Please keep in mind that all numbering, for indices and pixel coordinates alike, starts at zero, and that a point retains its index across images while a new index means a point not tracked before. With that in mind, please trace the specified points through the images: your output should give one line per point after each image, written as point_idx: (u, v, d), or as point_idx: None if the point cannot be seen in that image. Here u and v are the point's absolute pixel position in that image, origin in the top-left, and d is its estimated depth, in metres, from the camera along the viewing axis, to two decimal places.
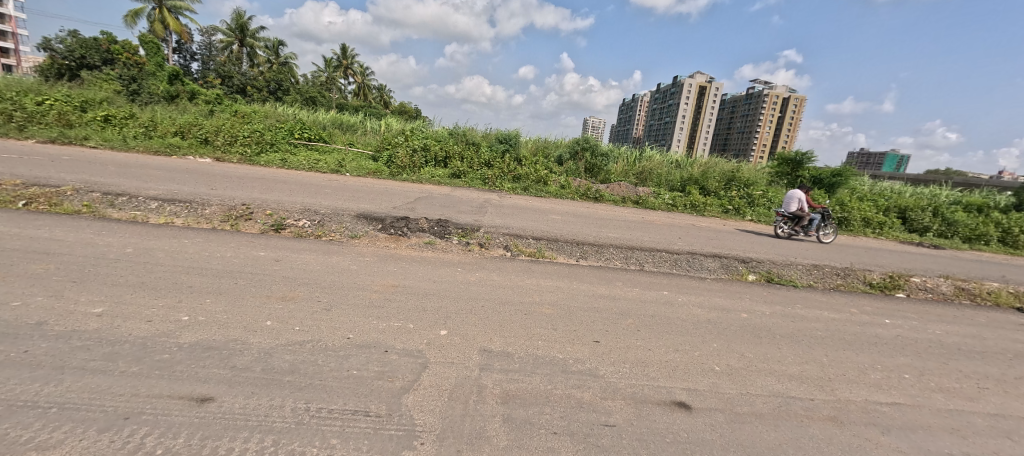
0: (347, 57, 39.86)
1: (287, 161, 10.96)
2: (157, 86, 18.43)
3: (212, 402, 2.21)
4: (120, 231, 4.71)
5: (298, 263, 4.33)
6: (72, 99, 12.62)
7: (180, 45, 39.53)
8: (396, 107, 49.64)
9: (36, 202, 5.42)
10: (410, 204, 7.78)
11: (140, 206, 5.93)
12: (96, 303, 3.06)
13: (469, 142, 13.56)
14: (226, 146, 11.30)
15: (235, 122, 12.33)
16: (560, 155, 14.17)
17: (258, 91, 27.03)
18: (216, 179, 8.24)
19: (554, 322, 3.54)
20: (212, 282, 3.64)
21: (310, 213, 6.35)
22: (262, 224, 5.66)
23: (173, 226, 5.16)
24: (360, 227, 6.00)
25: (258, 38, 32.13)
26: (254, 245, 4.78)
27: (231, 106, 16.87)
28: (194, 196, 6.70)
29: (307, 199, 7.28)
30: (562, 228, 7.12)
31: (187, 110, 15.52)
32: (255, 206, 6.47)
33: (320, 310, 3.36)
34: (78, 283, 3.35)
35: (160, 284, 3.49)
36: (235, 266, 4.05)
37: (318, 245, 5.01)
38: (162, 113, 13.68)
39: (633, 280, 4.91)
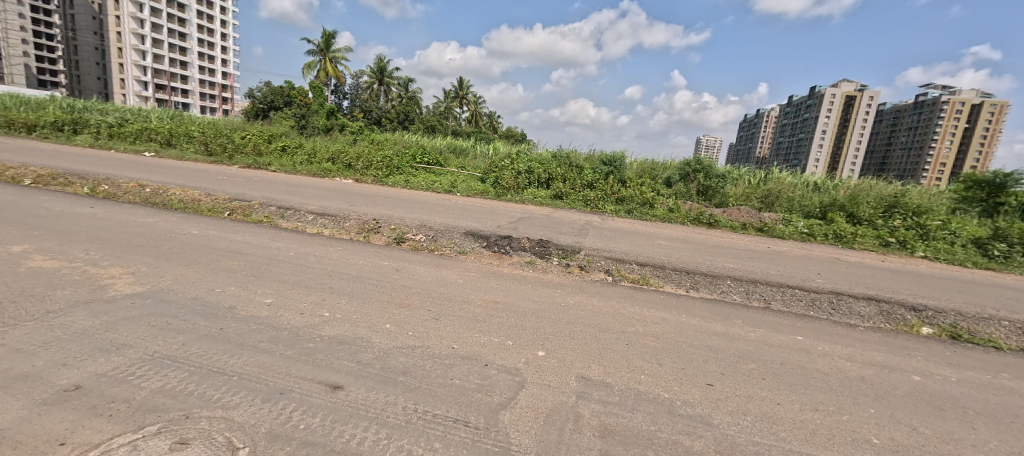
0: (464, 88, 43.56)
1: (409, 182, 12.31)
2: (318, 121, 22.48)
3: (342, 390, 2.52)
4: (286, 238, 5.78)
5: (414, 274, 4.78)
6: (263, 133, 16.11)
7: (334, 88, 47.72)
8: (504, 133, 52.44)
9: (235, 213, 6.98)
10: (513, 223, 8.05)
11: (300, 218, 7.22)
12: (267, 295, 3.77)
13: (573, 163, 13.56)
14: (364, 169, 13.17)
15: (372, 149, 14.34)
16: (670, 177, 13.33)
17: (391, 122, 31.11)
18: (354, 197, 9.62)
19: (659, 356, 3.27)
20: (347, 285, 4.21)
21: (426, 229, 6.99)
22: (387, 236, 6.41)
23: (321, 235, 6.15)
24: (467, 244, 6.39)
25: (393, 77, 37.16)
26: (380, 255, 5.42)
27: (369, 136, 19.69)
28: (338, 211, 7.91)
29: (423, 216, 8.04)
30: (670, 254, 6.63)
31: (337, 140, 18.53)
32: (382, 221, 7.36)
33: (429, 318, 3.63)
34: (256, 277, 4.18)
35: (310, 283, 4.16)
36: (364, 273, 4.63)
37: (430, 258, 5.47)
38: (320, 143, 16.60)
39: (756, 318, 4.31)
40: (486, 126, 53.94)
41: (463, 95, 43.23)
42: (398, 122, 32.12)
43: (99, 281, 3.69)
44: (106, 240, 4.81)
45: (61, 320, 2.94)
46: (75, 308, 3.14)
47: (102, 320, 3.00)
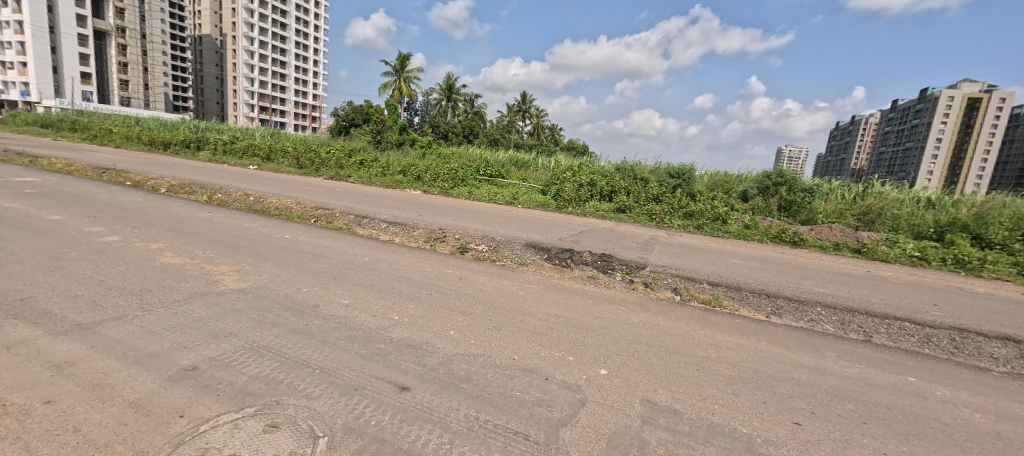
0: (527, 102, 44.23)
1: (473, 194, 12.72)
2: (392, 137, 24.13)
3: (409, 391, 2.63)
4: (362, 244, 6.25)
5: (477, 283, 4.89)
6: (344, 148, 17.66)
7: (407, 105, 51.07)
8: (566, 145, 52.27)
9: (320, 220, 7.70)
10: (574, 236, 7.95)
11: (375, 226, 7.77)
12: (345, 296, 4.09)
13: (637, 176, 13.12)
14: (431, 181, 13.87)
15: (439, 162, 15.06)
16: (746, 191, 12.37)
17: (457, 136, 32.46)
18: (422, 207, 10.16)
19: (735, 386, 3.01)
20: (415, 290, 4.43)
21: (488, 239, 7.15)
22: (452, 245, 6.65)
23: (392, 242, 6.55)
24: (528, 255, 6.43)
25: (461, 93, 38.88)
26: (445, 263, 5.63)
27: (437, 149, 20.71)
28: (407, 220, 8.39)
29: (486, 227, 8.24)
30: (746, 274, 6.12)
31: (408, 154, 19.71)
32: (448, 231, 7.67)
33: (491, 328, 3.69)
34: (336, 279, 4.55)
35: (382, 287, 4.44)
36: (431, 280, 4.85)
37: (492, 268, 5.57)
38: (393, 156, 17.81)
39: (853, 351, 3.80)
40: (548, 139, 54.23)
41: (526, 108, 43.92)
42: (464, 137, 33.43)
43: (211, 277, 4.25)
44: (217, 241, 5.54)
45: (183, 309, 3.42)
46: (193, 299, 3.65)
47: (213, 311, 3.45)
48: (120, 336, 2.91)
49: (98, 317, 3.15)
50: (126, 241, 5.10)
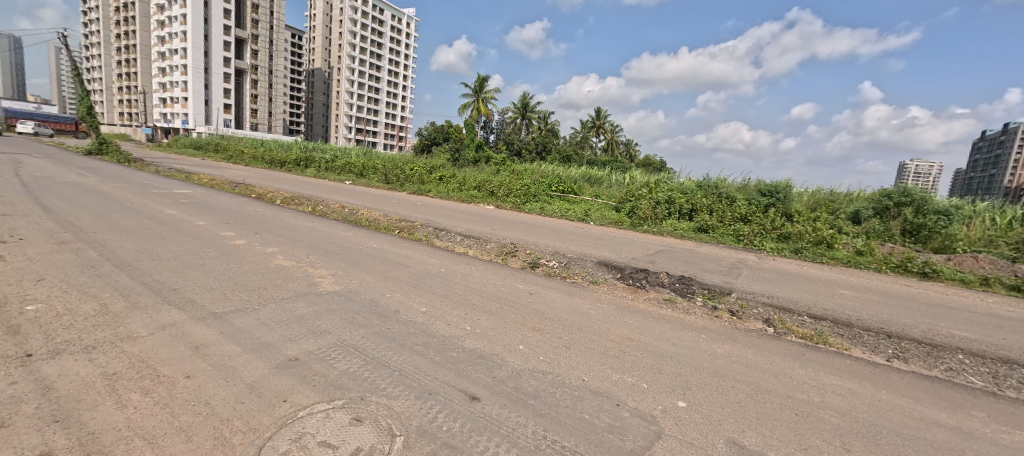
0: (602, 118, 43.65)
1: (545, 209, 12.79)
2: (469, 154, 25.28)
3: (479, 402, 2.69)
4: (438, 255, 6.59)
5: (547, 299, 4.88)
6: (426, 165, 18.88)
7: (483, 124, 53.38)
8: (642, 161, 50.46)
9: (403, 231, 8.29)
10: (650, 256, 7.58)
11: (451, 238, 8.16)
12: (422, 304, 4.32)
13: (722, 194, 12.19)
14: (504, 197, 14.23)
15: (512, 178, 15.39)
16: (857, 212, 10.83)
17: (530, 153, 32.99)
18: (495, 222, 10.45)
19: (842, 437, 2.61)
20: (486, 303, 4.54)
21: (559, 256, 7.12)
22: (523, 260, 6.73)
23: (467, 255, 6.81)
24: (600, 274, 6.27)
25: (535, 111, 39.65)
26: (516, 277, 5.70)
27: (510, 166, 21.25)
28: (481, 234, 8.69)
29: (557, 243, 8.21)
30: (856, 308, 5.32)
31: (483, 170, 20.50)
32: (520, 245, 7.79)
33: (561, 346, 3.64)
34: (415, 288, 4.84)
35: (456, 297, 4.62)
36: (502, 293, 4.93)
37: (562, 285, 5.52)
38: (469, 172, 18.61)
39: (1008, 413, 3.09)
40: (622, 155, 52.85)
41: (600, 124, 43.33)
42: (537, 153, 33.89)
43: (312, 279, 4.78)
44: (318, 247, 6.24)
45: (289, 306, 3.89)
46: (297, 297, 4.13)
47: (312, 309, 3.87)
48: (242, 325, 3.38)
49: (226, 308, 3.71)
50: (249, 245, 5.97)
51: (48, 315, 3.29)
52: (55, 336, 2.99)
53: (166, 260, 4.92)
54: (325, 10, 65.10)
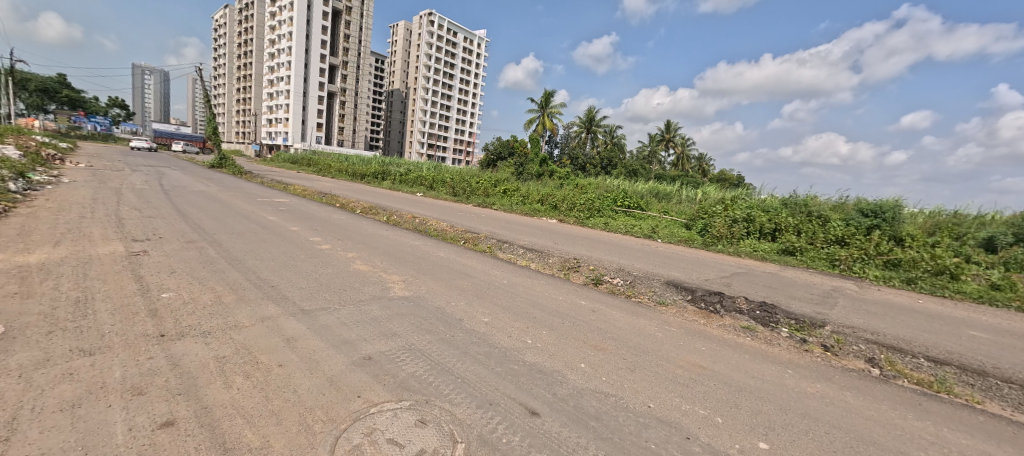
0: (672, 131, 41.80)
1: (609, 224, 12.48)
2: (533, 168, 25.55)
3: (539, 417, 2.67)
4: (501, 267, 6.70)
5: (611, 317, 4.73)
6: (491, 178, 19.40)
7: (548, 139, 53.88)
8: (716, 176, 47.34)
9: (468, 242, 8.59)
10: (725, 279, 7.04)
11: (514, 251, 8.27)
12: (485, 314, 4.41)
13: (811, 213, 11.00)
14: (567, 211, 14.14)
15: (576, 192, 15.23)
16: (990, 238, 9.13)
17: (594, 168, 32.50)
18: (559, 236, 10.42)
19: None
20: (548, 317, 4.51)
21: (624, 273, 6.89)
22: (586, 276, 6.61)
23: (529, 268, 6.85)
24: (668, 294, 5.95)
25: (601, 125, 39.15)
26: (579, 293, 5.60)
27: (574, 180, 21.07)
28: (544, 247, 8.70)
29: (622, 260, 7.96)
30: (989, 354, 4.47)
31: (547, 184, 20.58)
32: (583, 261, 7.67)
33: (625, 367, 3.50)
34: (478, 298, 4.96)
35: (518, 310, 4.65)
36: (564, 309, 4.87)
37: (627, 304, 5.32)
38: (533, 186, 18.77)
39: None
40: (694, 169, 50.01)
41: (670, 137, 41.53)
42: (601, 167, 33.26)
43: (385, 284, 5.10)
44: (391, 254, 6.66)
45: (364, 307, 4.19)
46: (371, 300, 4.44)
47: (385, 312, 4.13)
48: (325, 322, 3.71)
49: (313, 305, 4.09)
50: (333, 250, 6.55)
51: (177, 302, 3.88)
52: (181, 320, 3.51)
53: (266, 260, 5.57)
54: (405, 36, 70.43)
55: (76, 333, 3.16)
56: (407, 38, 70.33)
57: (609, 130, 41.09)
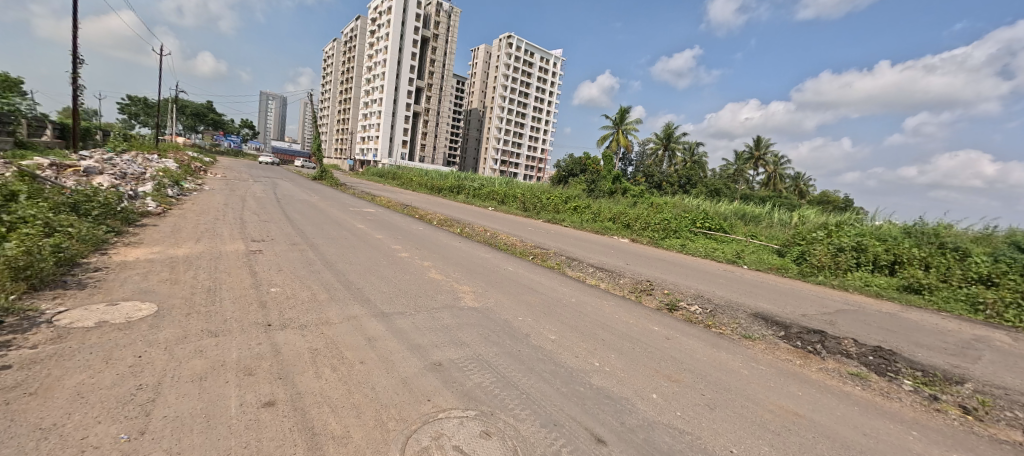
0: (762, 148, 38.38)
1: (687, 247, 11.75)
2: (605, 185, 25.01)
3: (605, 446, 2.56)
4: (569, 285, 6.61)
5: (686, 347, 4.40)
6: (562, 195, 19.32)
7: (622, 156, 52.56)
8: (815, 198, 42.30)
9: (537, 257, 8.64)
10: (825, 315, 6.21)
11: (583, 269, 8.13)
12: (553, 332, 4.36)
13: (941, 244, 9.30)
14: (641, 231, 13.60)
15: (651, 211, 14.57)
16: None
17: (671, 186, 30.76)
18: (631, 256, 10.04)
19: None
20: (617, 340, 4.33)
21: (703, 300, 6.40)
22: (659, 301, 6.26)
23: (598, 288, 6.68)
24: (755, 328, 5.40)
25: (680, 142, 37.28)
26: (651, 318, 5.32)
27: (649, 199, 20.21)
28: (615, 267, 8.43)
29: (701, 285, 7.42)
30: None
31: (620, 202, 19.99)
32: (657, 284, 7.27)
33: (702, 404, 3.22)
34: (546, 314, 4.93)
35: (586, 330, 4.53)
36: (635, 333, 4.65)
37: (705, 334, 4.92)
38: (604, 204, 18.32)
39: None
40: (788, 190, 45.22)
41: (760, 155, 38.16)
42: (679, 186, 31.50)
43: (457, 293, 5.30)
44: (463, 266, 6.91)
45: (437, 315, 4.39)
46: (443, 308, 4.63)
47: (455, 321, 4.28)
48: (402, 326, 3.95)
49: (392, 309, 4.39)
50: (410, 258, 6.98)
51: (281, 297, 4.40)
52: (284, 312, 3.97)
53: (353, 264, 6.10)
54: (485, 58, 74.01)
55: (206, 316, 3.73)
56: (487, 59, 73.82)
57: (689, 147, 38.98)
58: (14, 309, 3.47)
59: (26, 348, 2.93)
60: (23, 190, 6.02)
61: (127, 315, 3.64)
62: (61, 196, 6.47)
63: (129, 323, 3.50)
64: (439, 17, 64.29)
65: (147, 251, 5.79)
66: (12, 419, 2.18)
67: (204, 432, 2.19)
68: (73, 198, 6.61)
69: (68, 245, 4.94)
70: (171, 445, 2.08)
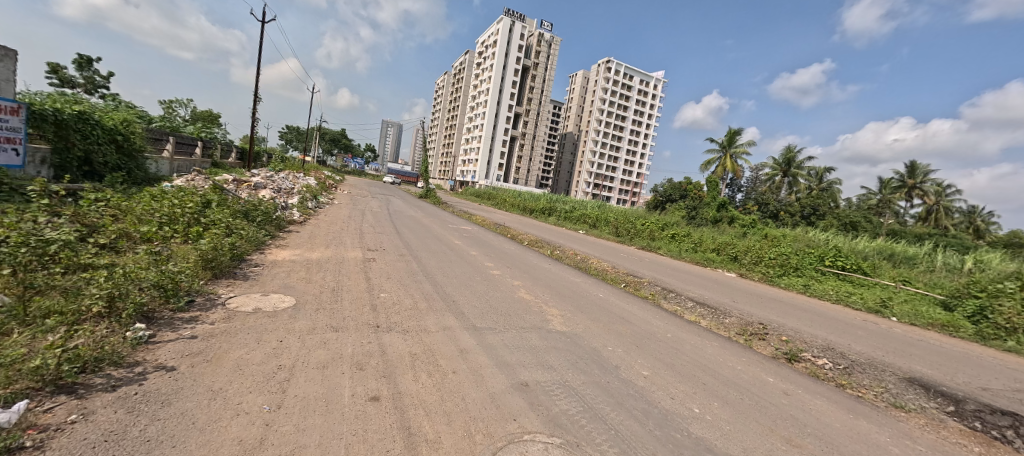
0: (916, 175, 31.92)
1: (810, 287, 10.19)
2: (709, 213, 23.05)
3: None
4: (665, 319, 6.16)
5: (809, 406, 3.77)
6: (660, 221, 18.26)
7: (729, 181, 48.19)
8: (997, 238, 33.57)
9: (630, 285, 8.27)
10: (1016, 392, 4.80)
11: (681, 302, 7.53)
12: (646, 367, 4.09)
13: None
14: (751, 265, 12.22)
15: (764, 244, 12.97)
16: None
17: (789, 217, 26.18)
18: (738, 293, 9.05)
19: None
20: (720, 386, 3.89)
21: (831, 353, 5.44)
22: (775, 348, 5.48)
23: (699, 325, 6.11)
24: (906, 395, 4.39)
25: (803, 168, 32.92)
26: (764, 366, 4.67)
27: (762, 229, 18.06)
28: (719, 304, 7.63)
29: (828, 335, 6.33)
30: None
31: (726, 232, 18.20)
32: (771, 328, 6.40)
33: None
34: (638, 348, 4.65)
35: (684, 371, 4.15)
36: (743, 382, 4.12)
37: (835, 393, 4.16)
38: (707, 233, 16.84)
39: None
40: (955, 226, 36.66)
41: (913, 184, 31.77)
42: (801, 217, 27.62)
43: (545, 315, 5.30)
44: (552, 288, 6.90)
45: (525, 335, 4.43)
46: (532, 329, 4.66)
47: (543, 343, 4.27)
48: (492, 342, 4.06)
49: (483, 324, 4.54)
50: (502, 277, 7.18)
51: (388, 302, 4.86)
52: (390, 317, 4.37)
53: (450, 278, 6.48)
54: (583, 83, 74.71)
55: (330, 313, 4.28)
56: (585, 84, 74.42)
57: (815, 173, 34.16)
58: (201, 291, 4.38)
59: (206, 323, 3.68)
60: (214, 198, 7.66)
61: (273, 305, 4.35)
62: (237, 204, 8.08)
63: (275, 311, 4.17)
64: (541, 47, 66.64)
65: (291, 253, 6.89)
66: (193, 379, 2.73)
67: (323, 415, 2.49)
68: (244, 206, 8.21)
69: (239, 244, 6.12)
70: (298, 421, 2.40)
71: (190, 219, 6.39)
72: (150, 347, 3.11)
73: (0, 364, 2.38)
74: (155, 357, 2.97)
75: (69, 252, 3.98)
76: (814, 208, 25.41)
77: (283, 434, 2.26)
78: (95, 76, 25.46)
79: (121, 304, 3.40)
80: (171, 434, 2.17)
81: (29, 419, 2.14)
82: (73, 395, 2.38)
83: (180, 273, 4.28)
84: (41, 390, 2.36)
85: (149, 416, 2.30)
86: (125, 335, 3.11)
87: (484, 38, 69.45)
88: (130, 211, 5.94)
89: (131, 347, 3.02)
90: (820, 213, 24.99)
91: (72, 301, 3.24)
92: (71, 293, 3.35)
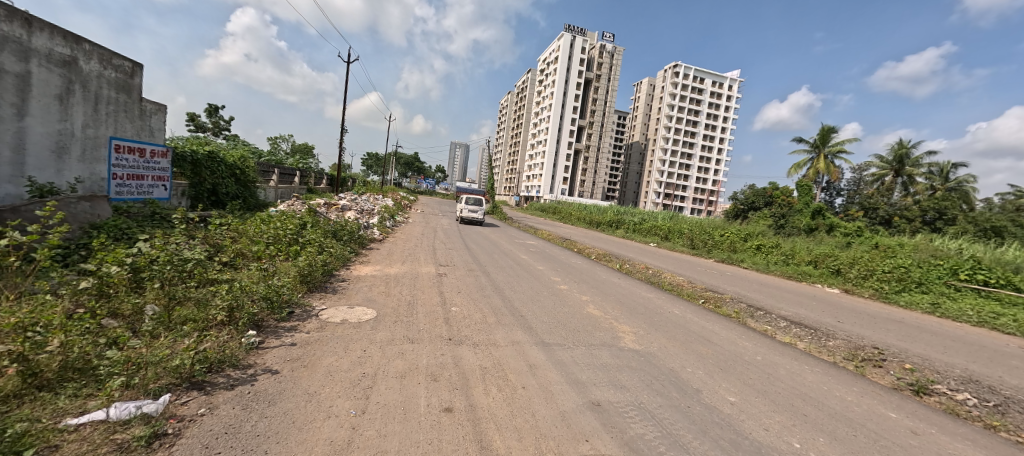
0: None
1: (941, 306, 8.65)
2: (802, 222, 20.74)
3: None
4: (753, 339, 5.61)
5: (947, 449, 3.16)
6: (740, 231, 16.80)
7: (827, 184, 43.30)
8: None
9: (709, 302, 7.68)
10: None
11: (771, 322, 6.81)
12: (732, 393, 3.74)
13: None
14: (859, 279, 10.77)
15: (875, 255, 11.32)
16: None
17: (907, 222, 22.51)
18: (843, 311, 7.95)
19: None
20: (826, 420, 3.42)
21: (976, 388, 4.52)
22: (896, 377, 4.70)
23: (796, 347, 5.46)
24: None
25: (921, 164, 28.50)
26: (884, 399, 4.02)
27: (871, 238, 15.79)
28: (820, 325, 6.75)
29: (970, 365, 5.28)
30: None
31: (823, 243, 16.20)
32: (890, 354, 5.51)
33: None
34: (721, 370, 4.29)
35: (779, 399, 3.72)
36: (856, 416, 3.58)
37: (983, 436, 3.44)
38: (800, 243, 15.11)
39: None
40: None
41: None
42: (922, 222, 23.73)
43: (616, 333, 5.09)
44: (623, 303, 6.66)
45: (597, 352, 4.30)
46: (603, 346, 4.53)
47: (616, 362, 4.12)
48: (564, 359, 4.01)
49: (553, 340, 4.51)
50: (569, 291, 7.09)
51: (460, 316, 5.05)
52: (462, 330, 4.54)
53: (519, 292, 6.58)
54: (650, 91, 72.29)
55: (406, 325, 4.55)
56: (652, 92, 71.88)
57: (937, 171, 29.24)
58: (299, 303, 4.93)
59: (303, 332, 4.11)
60: (309, 221, 8.60)
61: (357, 316, 4.74)
62: (328, 225, 9.01)
63: (359, 322, 4.55)
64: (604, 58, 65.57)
65: (372, 268, 7.46)
66: (293, 382, 3.06)
67: (401, 422, 2.63)
68: (333, 227, 9.11)
69: (329, 261, 6.83)
70: (380, 427, 2.56)
71: (291, 239, 7.25)
72: (260, 352, 3.55)
73: (151, 362, 2.85)
74: (264, 360, 3.39)
75: (200, 268, 4.71)
76: (939, 212, 21.66)
77: (367, 438, 2.44)
78: (220, 121, 30.11)
79: (238, 315, 3.95)
80: (275, 431, 2.43)
81: (170, 410, 2.54)
82: (203, 391, 2.80)
83: (282, 286, 4.86)
84: (179, 385, 2.81)
85: (259, 413, 2.61)
86: (241, 340, 3.59)
87: (546, 55, 70.20)
88: (245, 233, 6.89)
89: (245, 351, 3.47)
90: (949, 217, 21.19)
91: (202, 310, 3.85)
92: (202, 303, 3.97)
